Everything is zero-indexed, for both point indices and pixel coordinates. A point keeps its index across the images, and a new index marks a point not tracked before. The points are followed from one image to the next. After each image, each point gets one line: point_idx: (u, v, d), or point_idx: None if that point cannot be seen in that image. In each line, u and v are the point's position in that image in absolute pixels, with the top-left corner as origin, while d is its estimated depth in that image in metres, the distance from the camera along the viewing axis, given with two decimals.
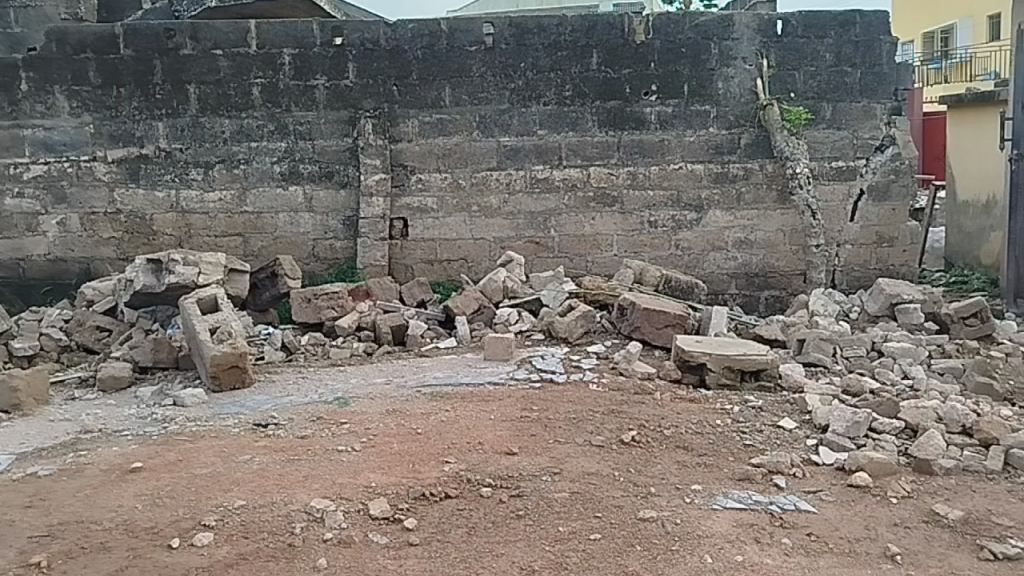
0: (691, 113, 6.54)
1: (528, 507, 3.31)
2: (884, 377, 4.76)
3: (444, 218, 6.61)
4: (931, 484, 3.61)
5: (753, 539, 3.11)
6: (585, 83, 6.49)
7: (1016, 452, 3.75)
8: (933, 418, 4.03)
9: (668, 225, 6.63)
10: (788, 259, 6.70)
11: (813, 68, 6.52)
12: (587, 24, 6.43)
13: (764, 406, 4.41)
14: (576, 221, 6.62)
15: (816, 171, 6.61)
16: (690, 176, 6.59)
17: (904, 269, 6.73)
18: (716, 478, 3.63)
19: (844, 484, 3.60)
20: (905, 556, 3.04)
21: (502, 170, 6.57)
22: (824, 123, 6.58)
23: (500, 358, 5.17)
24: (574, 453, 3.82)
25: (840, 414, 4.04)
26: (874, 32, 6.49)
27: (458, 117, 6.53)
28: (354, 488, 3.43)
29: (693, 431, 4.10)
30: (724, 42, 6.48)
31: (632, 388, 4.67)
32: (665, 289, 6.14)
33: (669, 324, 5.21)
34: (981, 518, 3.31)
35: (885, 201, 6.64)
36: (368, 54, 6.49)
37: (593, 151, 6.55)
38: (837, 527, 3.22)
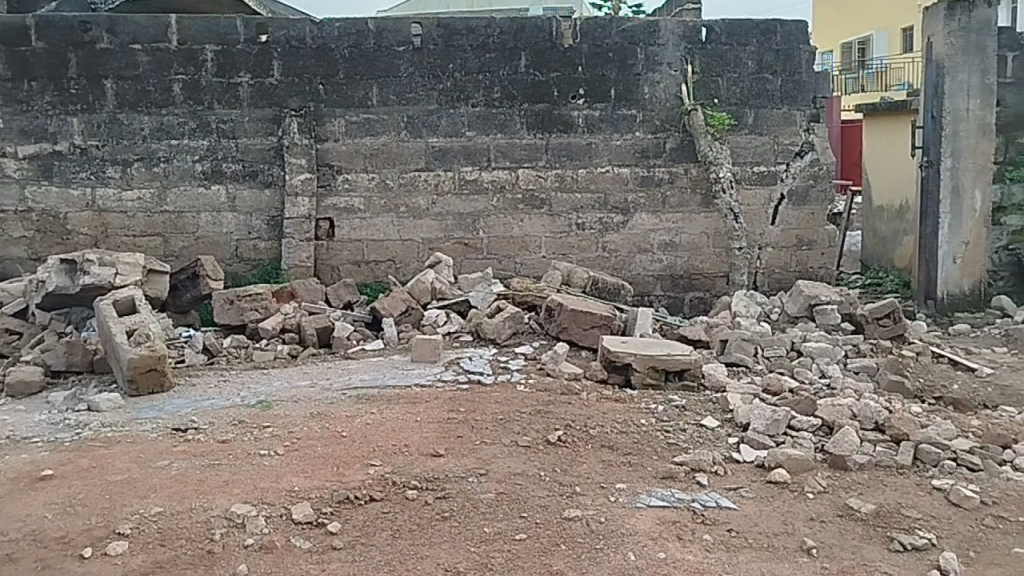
0: (618, 116, 6.62)
1: (454, 509, 3.30)
2: (803, 376, 4.90)
3: (372, 218, 6.55)
4: (846, 479, 3.73)
5: (675, 536, 3.16)
6: (513, 85, 6.51)
7: (925, 446, 3.90)
8: (848, 415, 4.16)
9: (596, 227, 6.70)
10: (711, 261, 6.84)
11: (736, 74, 6.66)
12: (515, 27, 6.46)
13: (688, 405, 4.49)
14: (504, 222, 6.64)
15: (738, 175, 6.76)
16: (616, 179, 6.67)
17: (822, 271, 6.94)
18: (641, 476, 3.67)
19: (763, 480, 3.68)
20: (820, 549, 3.13)
21: (430, 171, 6.54)
22: (746, 128, 6.73)
23: (427, 360, 5.15)
24: (501, 454, 3.83)
25: (760, 412, 4.14)
26: (794, 40, 6.68)
27: (386, 117, 6.48)
28: (277, 492, 3.37)
29: (618, 430, 4.14)
30: (650, 47, 6.58)
31: (559, 389, 4.70)
32: (592, 290, 6.21)
33: (595, 325, 5.26)
34: (891, 511, 3.43)
35: (804, 205, 6.83)
36: (293, 51, 6.39)
37: (521, 153, 6.57)
38: (756, 522, 3.30)
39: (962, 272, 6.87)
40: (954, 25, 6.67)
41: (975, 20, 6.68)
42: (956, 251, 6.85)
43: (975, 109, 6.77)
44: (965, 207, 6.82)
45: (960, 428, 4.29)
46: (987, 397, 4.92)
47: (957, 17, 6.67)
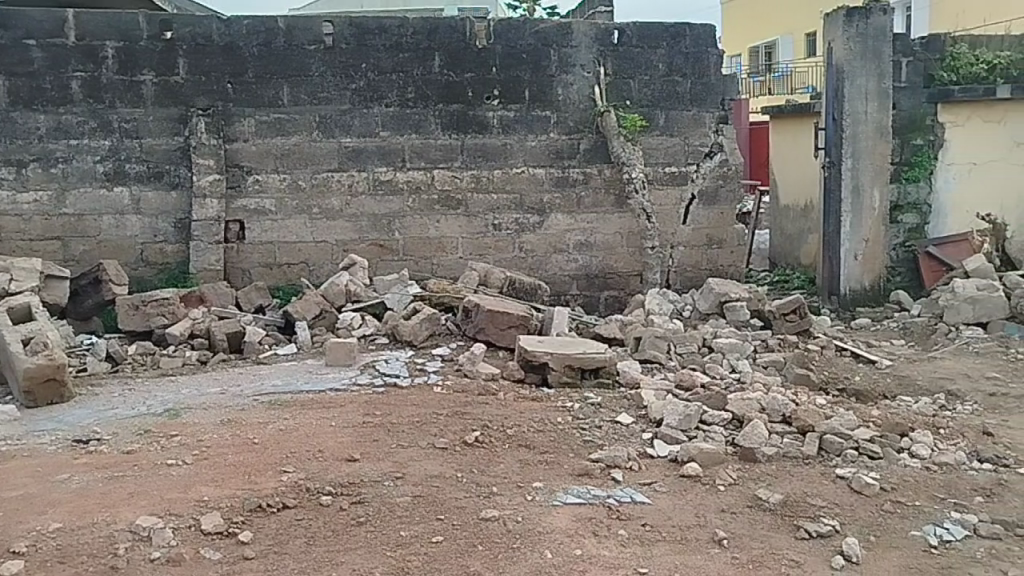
0: (532, 117, 6.66)
1: (370, 513, 3.26)
2: (714, 371, 5.02)
3: (284, 220, 6.43)
4: (755, 471, 3.83)
5: (591, 533, 3.20)
6: (427, 85, 6.48)
7: (829, 437, 4.05)
8: (757, 408, 4.28)
9: (512, 228, 6.72)
10: (626, 260, 6.94)
11: (647, 76, 6.78)
12: (429, 27, 6.44)
13: (603, 402, 4.54)
14: (419, 223, 6.60)
15: (651, 176, 6.88)
16: (532, 180, 6.71)
17: (732, 269, 7.12)
18: (557, 474, 3.71)
19: (676, 474, 3.76)
20: (731, 540, 3.21)
21: (344, 171, 6.45)
22: (658, 130, 6.85)
23: (342, 364, 5.08)
24: (417, 457, 3.80)
25: (673, 407, 4.22)
26: (702, 44, 6.84)
27: (297, 118, 6.37)
28: (185, 503, 3.27)
29: (534, 429, 4.16)
30: (564, 49, 6.64)
31: (476, 389, 4.70)
32: (509, 291, 6.22)
33: (512, 325, 5.28)
34: (798, 500, 3.54)
35: (713, 204, 7.00)
36: (200, 49, 6.22)
37: (437, 153, 6.55)
38: (669, 516, 3.37)
39: (862, 269, 7.15)
40: (852, 32, 6.94)
41: (871, 27, 6.97)
42: (857, 248, 7.12)
43: (873, 112, 7.05)
44: (865, 206, 7.11)
45: (862, 418, 4.46)
46: (886, 388, 5.14)
47: (855, 24, 6.94)
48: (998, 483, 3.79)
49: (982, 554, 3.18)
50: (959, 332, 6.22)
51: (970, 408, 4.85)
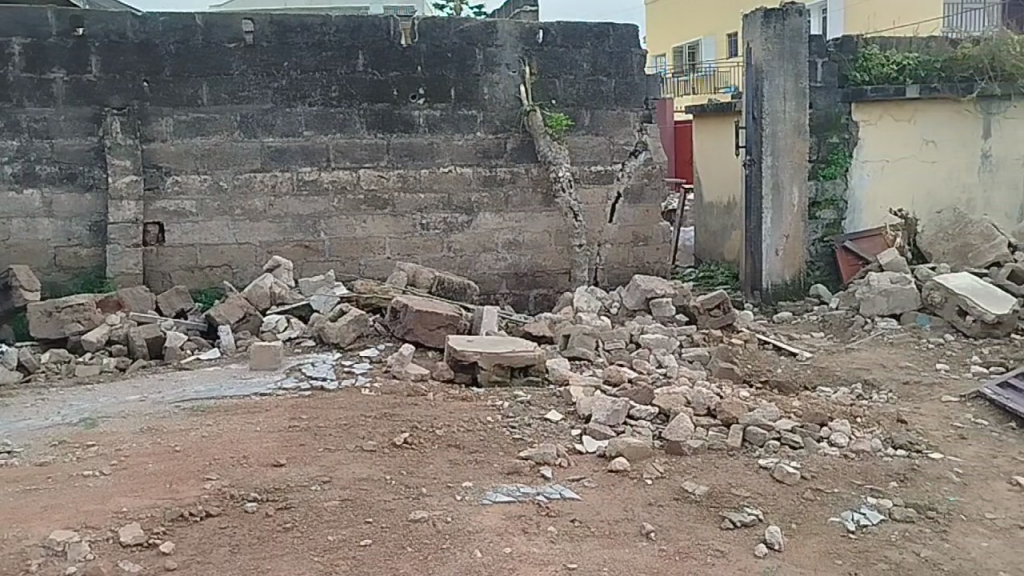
0: (458, 116, 6.65)
1: (296, 519, 3.21)
2: (641, 366, 5.08)
3: (205, 222, 6.28)
4: (681, 463, 3.90)
5: (521, 530, 3.21)
6: (351, 84, 6.41)
7: (752, 428, 4.14)
8: (683, 402, 4.35)
9: (440, 227, 6.70)
10: (554, 259, 6.98)
11: (571, 76, 6.83)
12: (352, 26, 6.36)
13: (533, 400, 4.57)
14: (346, 224, 6.52)
15: (577, 175, 6.94)
16: (459, 179, 6.69)
17: (658, 266, 7.23)
18: (487, 474, 3.71)
19: (605, 469, 3.80)
20: (658, 533, 3.26)
21: (267, 172, 6.34)
22: (583, 129, 6.91)
23: (267, 368, 4.99)
24: (345, 460, 3.76)
25: (601, 403, 4.26)
26: (626, 43, 6.92)
27: (217, 117, 6.22)
28: (103, 515, 3.17)
29: (464, 429, 4.16)
30: (488, 48, 6.65)
31: (405, 390, 4.67)
32: (438, 291, 6.20)
33: (441, 325, 5.25)
34: (722, 491, 3.61)
35: (639, 202, 7.10)
36: (113, 46, 6.03)
37: (362, 153, 6.48)
38: (598, 510, 3.40)
39: (782, 264, 7.35)
40: (770, 32, 7.11)
41: (788, 28, 7.15)
42: (778, 244, 7.32)
43: (791, 111, 7.24)
44: (785, 203, 7.31)
45: (784, 409, 4.58)
46: (806, 379, 5.29)
47: (772, 25, 7.11)
48: (911, 469, 3.94)
49: (896, 537, 3.31)
50: (875, 324, 6.43)
51: (885, 396, 5.03)
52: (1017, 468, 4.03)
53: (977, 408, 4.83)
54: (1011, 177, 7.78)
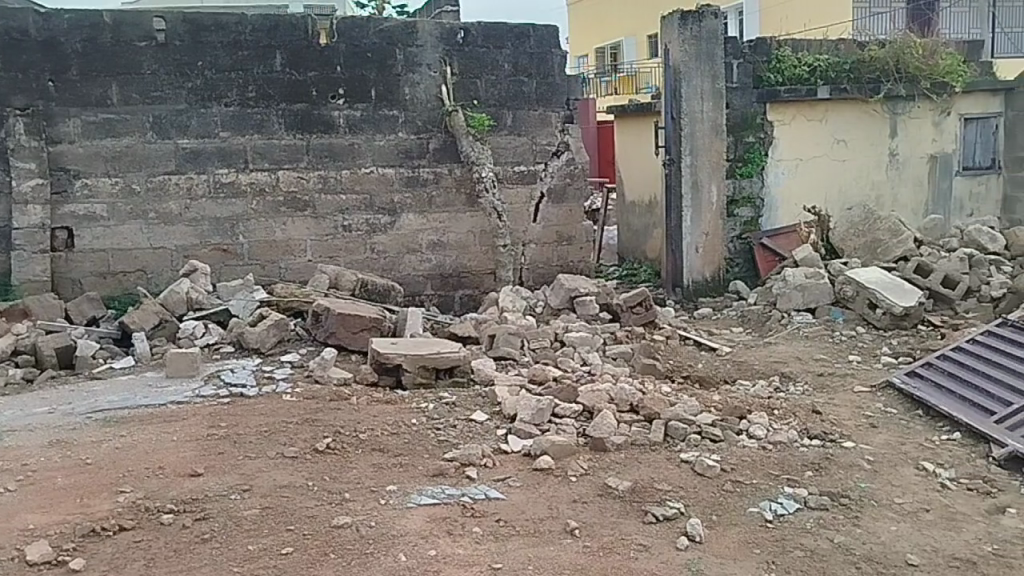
0: (379, 117, 6.59)
1: (215, 529, 3.14)
2: (566, 364, 5.12)
3: (117, 226, 6.09)
4: (605, 460, 3.94)
5: (445, 532, 3.20)
6: (269, 85, 6.29)
7: (674, 423, 4.21)
8: (606, 399, 4.39)
9: (363, 229, 6.63)
10: (479, 259, 6.99)
11: (493, 76, 6.84)
12: (269, 25, 6.24)
13: (457, 401, 4.56)
14: (265, 227, 6.40)
15: (500, 175, 6.95)
16: (382, 180, 6.64)
17: (582, 265, 7.31)
18: (411, 476, 3.68)
19: (530, 468, 3.82)
20: (582, 529, 3.29)
21: (182, 174, 6.18)
22: (505, 129, 6.93)
23: (184, 375, 4.85)
24: (265, 467, 3.69)
25: (526, 402, 4.28)
26: (546, 44, 6.95)
27: (128, 117, 6.03)
28: (8, 534, 3.04)
29: (388, 432, 4.13)
30: (409, 48, 6.60)
31: (328, 395, 4.60)
32: (361, 293, 6.14)
33: (365, 327, 5.20)
34: (646, 486, 3.67)
35: (562, 202, 7.15)
36: (15, 44, 5.79)
37: (281, 154, 6.37)
38: (523, 509, 3.42)
39: (703, 261, 7.52)
40: (687, 34, 7.26)
41: (705, 30, 7.30)
42: (698, 242, 7.48)
43: (708, 111, 7.39)
44: (703, 201, 7.47)
45: (705, 403, 4.67)
46: (726, 373, 5.41)
47: (689, 27, 7.25)
48: (826, 458, 4.07)
49: (812, 525, 3.41)
50: (791, 318, 6.62)
51: (801, 389, 5.18)
52: (924, 454, 4.20)
53: (887, 397, 5.02)
54: (915, 175, 8.19)
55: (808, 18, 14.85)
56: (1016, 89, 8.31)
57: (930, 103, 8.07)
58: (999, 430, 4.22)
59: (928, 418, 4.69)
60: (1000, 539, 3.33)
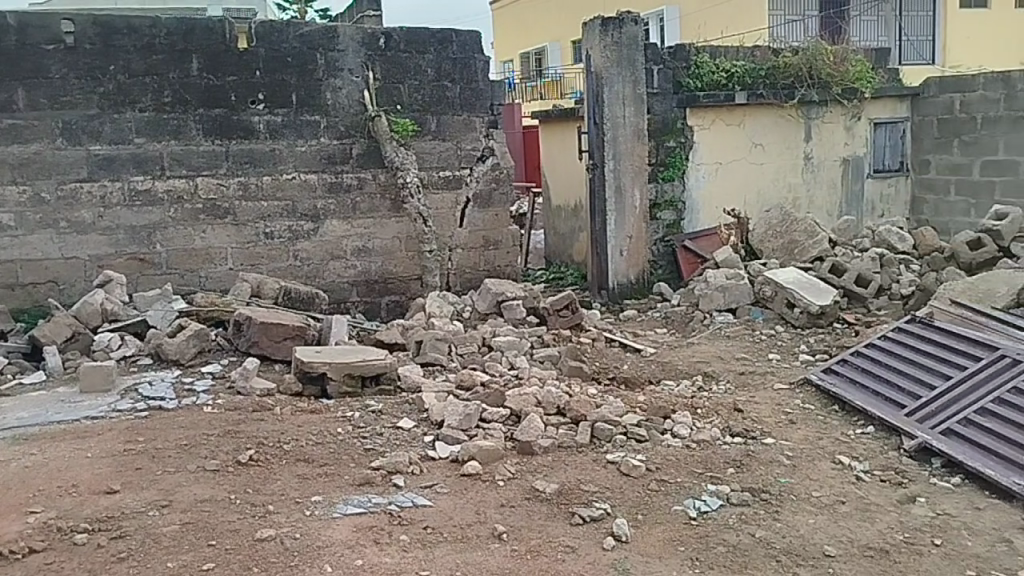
0: (301, 122, 6.49)
1: (132, 547, 3.04)
2: (493, 368, 5.13)
3: (25, 236, 5.87)
4: (532, 463, 3.96)
5: (372, 541, 3.17)
6: (186, 90, 6.14)
7: (600, 424, 4.26)
8: (533, 402, 4.42)
9: (285, 236, 6.53)
10: (404, 265, 6.95)
11: (416, 81, 6.81)
12: (185, 28, 6.09)
13: (383, 408, 4.52)
14: (183, 235, 6.25)
15: (425, 180, 6.93)
16: (304, 186, 6.55)
17: (509, 269, 7.34)
18: (335, 486, 3.64)
19: (457, 474, 3.81)
20: (509, 533, 3.30)
21: (95, 181, 5.99)
22: (429, 134, 6.91)
23: (99, 390, 4.69)
24: (185, 482, 3.60)
25: (454, 408, 4.27)
26: (469, 49, 6.95)
27: (36, 123, 5.82)
28: None
29: (313, 442, 4.07)
30: (330, 53, 6.52)
31: (251, 406, 4.51)
32: (284, 301, 6.04)
33: (288, 336, 5.11)
34: (572, 488, 3.70)
35: (488, 207, 7.17)
36: None
37: (199, 160, 6.23)
38: (451, 515, 3.41)
39: (628, 264, 7.63)
40: (608, 40, 7.34)
41: (625, 36, 7.40)
42: (622, 245, 7.59)
43: (630, 116, 7.50)
44: (627, 205, 7.58)
45: (630, 403, 4.74)
46: (651, 374, 5.50)
47: (610, 33, 7.34)
48: (748, 455, 4.16)
49: (734, 521, 3.49)
50: (713, 318, 6.77)
51: (723, 387, 5.30)
52: (839, 448, 4.34)
53: (804, 393, 5.17)
54: (829, 177, 8.48)
55: (733, 19, 15.14)
56: (921, 94, 8.67)
57: (842, 107, 8.37)
58: (910, 423, 4.38)
59: (843, 413, 4.85)
60: (910, 527, 3.47)
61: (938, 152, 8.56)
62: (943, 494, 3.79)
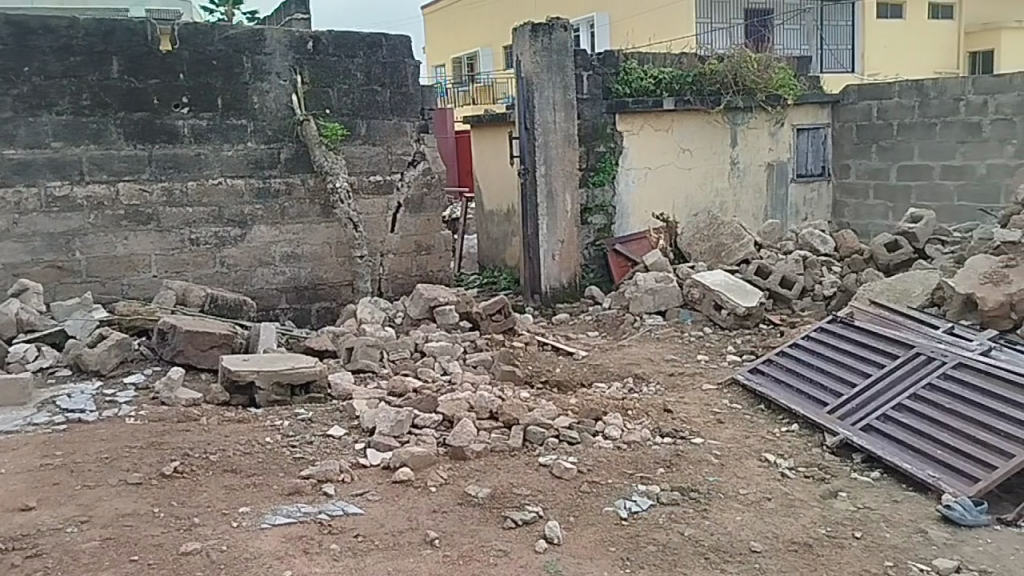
0: (227, 126, 6.37)
1: (49, 565, 2.94)
2: (426, 374, 5.10)
3: None
4: (465, 468, 3.95)
5: (301, 552, 3.12)
6: (105, 93, 5.97)
7: (533, 428, 4.27)
8: (466, 408, 4.41)
9: (211, 242, 6.40)
10: (335, 271, 6.88)
11: (345, 85, 6.75)
12: (104, 29, 5.92)
13: (314, 417, 4.46)
14: (105, 242, 6.07)
15: (355, 185, 6.86)
16: (231, 192, 6.43)
17: (441, 274, 7.33)
18: (264, 497, 3.57)
19: (389, 481, 3.79)
20: (442, 539, 3.29)
21: (8, 186, 5.77)
22: (359, 138, 6.85)
23: (15, 404, 4.52)
24: (106, 496, 3.49)
25: (385, 415, 4.24)
26: (399, 54, 6.91)
27: None
28: None
29: (241, 452, 3.99)
30: (256, 56, 6.42)
31: (176, 417, 4.40)
32: (211, 309, 5.92)
33: (215, 345, 5.00)
34: (504, 492, 3.70)
35: (420, 212, 7.15)
36: None
37: (121, 165, 6.06)
38: (382, 523, 3.38)
39: (560, 268, 7.69)
40: (539, 46, 7.39)
41: (555, 41, 7.46)
42: (554, 249, 7.65)
43: (560, 122, 7.56)
44: (558, 209, 7.64)
45: (562, 406, 4.78)
46: (583, 377, 5.55)
47: (540, 39, 7.39)
48: (677, 455, 4.23)
49: (664, 520, 3.54)
50: (643, 321, 6.86)
51: (654, 388, 5.38)
52: (766, 446, 4.44)
53: (732, 393, 5.28)
54: (754, 182, 8.69)
55: (666, 22, 15.33)
56: (841, 101, 8.94)
57: (766, 114, 8.59)
58: (833, 420, 4.51)
59: (769, 412, 4.97)
60: (832, 521, 3.57)
61: (858, 157, 8.84)
62: (864, 488, 3.92)
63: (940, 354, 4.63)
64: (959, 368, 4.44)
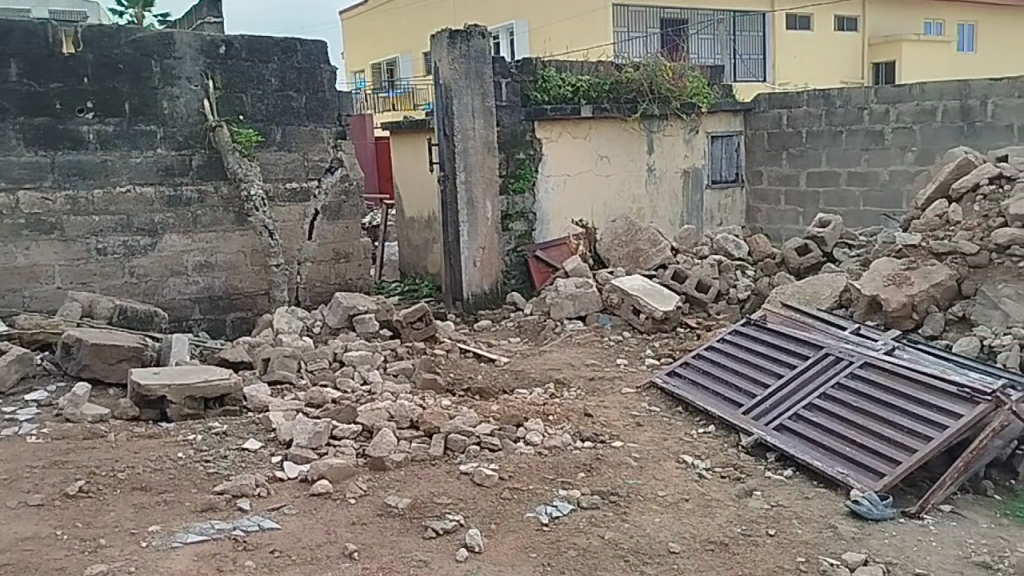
0: (135, 132, 6.17)
1: None
2: (344, 384, 5.03)
3: None
4: (385, 478, 3.90)
5: (214, 570, 3.03)
6: (3, 96, 5.72)
7: (453, 436, 4.25)
8: (385, 417, 4.36)
9: (119, 251, 6.18)
10: (251, 280, 6.72)
11: (259, 91, 6.61)
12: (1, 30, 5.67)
13: (228, 430, 4.35)
14: (4, 253, 5.82)
15: (271, 192, 6.74)
16: (139, 199, 6.23)
17: (360, 282, 7.24)
18: (175, 514, 3.46)
19: (306, 494, 3.71)
20: (361, 551, 3.24)
21: None
22: (274, 145, 6.72)
23: None
24: (4, 519, 3.33)
25: (303, 426, 4.16)
26: (313, 59, 6.81)
27: None
28: None
29: (151, 468, 3.86)
30: (165, 60, 6.23)
31: (81, 434, 4.23)
32: (119, 320, 5.72)
33: (123, 358, 4.83)
34: (425, 501, 3.67)
35: (337, 219, 7.06)
36: None
37: (20, 172, 5.81)
38: (299, 537, 3.31)
39: (480, 275, 7.70)
40: (457, 53, 7.39)
41: (473, 49, 7.46)
42: (474, 256, 7.65)
43: (479, 128, 7.57)
44: (479, 216, 7.64)
45: (483, 413, 4.76)
46: (504, 383, 5.55)
47: (458, 46, 7.38)
48: (596, 458, 4.27)
49: (584, 524, 3.57)
50: (564, 326, 6.91)
51: (574, 393, 5.42)
52: (683, 448, 4.52)
53: (650, 396, 5.36)
54: (670, 188, 8.86)
55: (579, 29, 15.47)
56: (753, 109, 9.20)
57: (680, 121, 8.77)
58: (747, 421, 4.62)
59: (686, 414, 5.06)
60: (747, 520, 3.65)
61: (769, 164, 9.10)
62: (777, 487, 4.02)
63: (847, 354, 4.79)
64: (865, 368, 4.60)
